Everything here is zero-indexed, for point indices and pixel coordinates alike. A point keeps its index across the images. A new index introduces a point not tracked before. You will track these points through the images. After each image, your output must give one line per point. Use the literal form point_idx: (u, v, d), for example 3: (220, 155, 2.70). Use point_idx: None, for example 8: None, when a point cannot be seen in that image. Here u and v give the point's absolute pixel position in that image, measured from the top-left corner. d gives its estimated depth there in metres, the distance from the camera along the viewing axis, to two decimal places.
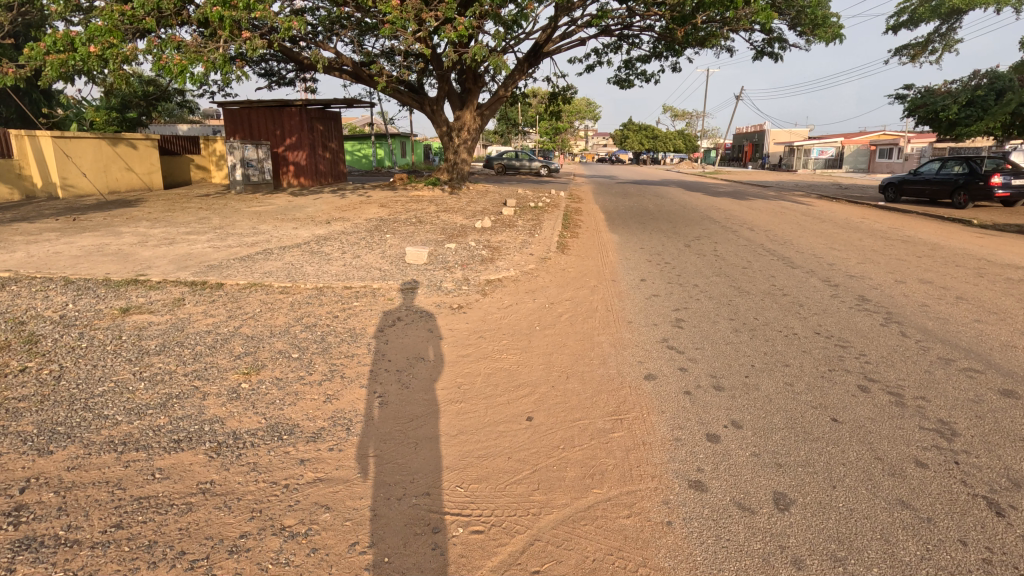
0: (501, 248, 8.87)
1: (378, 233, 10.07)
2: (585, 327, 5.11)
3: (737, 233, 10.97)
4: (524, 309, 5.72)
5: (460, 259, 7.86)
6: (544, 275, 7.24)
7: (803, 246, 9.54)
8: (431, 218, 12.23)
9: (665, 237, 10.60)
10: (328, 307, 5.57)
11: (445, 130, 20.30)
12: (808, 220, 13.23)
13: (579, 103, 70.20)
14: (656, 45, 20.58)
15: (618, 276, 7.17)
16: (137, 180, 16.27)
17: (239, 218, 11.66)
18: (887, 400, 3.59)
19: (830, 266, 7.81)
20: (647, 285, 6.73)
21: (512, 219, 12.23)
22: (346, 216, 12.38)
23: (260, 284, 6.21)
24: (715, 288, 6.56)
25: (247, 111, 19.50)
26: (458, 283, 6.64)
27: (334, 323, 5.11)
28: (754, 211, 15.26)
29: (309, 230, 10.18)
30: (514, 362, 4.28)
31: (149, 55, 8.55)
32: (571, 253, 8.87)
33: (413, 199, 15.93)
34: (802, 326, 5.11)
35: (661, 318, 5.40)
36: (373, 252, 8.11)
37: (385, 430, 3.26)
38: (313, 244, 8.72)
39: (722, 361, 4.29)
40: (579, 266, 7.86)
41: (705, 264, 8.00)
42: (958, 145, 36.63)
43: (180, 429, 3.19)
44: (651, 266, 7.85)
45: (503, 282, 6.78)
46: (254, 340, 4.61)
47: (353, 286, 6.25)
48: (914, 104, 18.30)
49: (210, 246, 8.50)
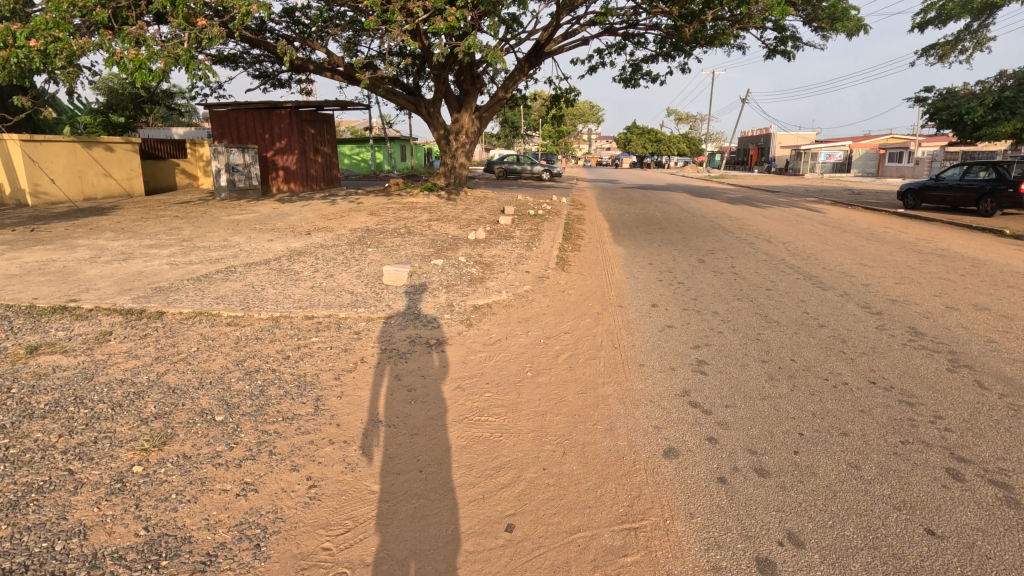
0: (494, 265, 7.97)
1: (360, 245, 9.20)
2: (587, 373, 4.20)
3: (754, 246, 10.05)
4: (517, 345, 4.79)
5: (446, 278, 6.97)
6: (542, 299, 6.33)
7: (830, 261, 8.64)
8: (422, 228, 11.35)
9: (676, 249, 9.69)
10: (280, 345, 4.66)
11: (442, 133, 19.43)
12: (828, 231, 12.30)
13: (582, 106, 69.27)
14: (662, 45, 19.75)
15: (625, 301, 6.25)
16: (115, 186, 15.45)
17: (213, 228, 10.78)
18: (993, 497, 2.67)
19: (865, 288, 6.89)
20: (659, 312, 5.81)
21: (509, 229, 11.36)
22: (331, 225, 11.49)
23: (207, 312, 5.31)
24: (738, 317, 5.65)
25: (235, 113, 18.67)
26: (440, 309, 5.74)
27: (283, 367, 4.21)
28: (767, 220, 14.38)
29: (285, 242, 9.29)
30: (495, 429, 3.36)
31: (103, 50, 7.70)
32: (572, 270, 7.97)
33: (406, 206, 15.06)
34: (852, 372, 4.20)
35: (679, 360, 4.48)
36: (349, 271, 7.21)
37: (307, 550, 2.35)
38: (284, 260, 7.83)
39: (760, 427, 3.37)
40: (582, 287, 6.94)
41: (723, 285, 7.07)
42: (972, 149, 35.63)
43: (17, 550, 2.28)
44: (663, 287, 6.92)
45: (492, 309, 5.86)
46: (175, 393, 3.71)
47: (316, 315, 5.35)
48: (935, 106, 17.37)
49: (168, 263, 7.61)
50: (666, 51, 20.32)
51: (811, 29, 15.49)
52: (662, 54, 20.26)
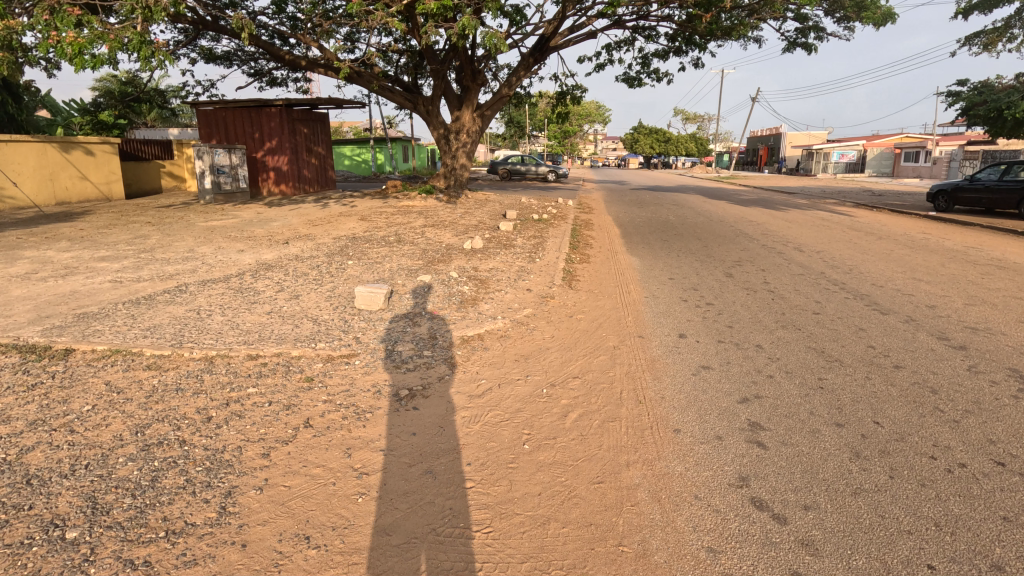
0: (491, 281, 6.90)
1: (340, 257, 8.15)
2: (605, 446, 3.12)
3: (785, 256, 8.94)
4: (512, 399, 3.72)
5: (432, 299, 5.90)
6: (547, 327, 5.26)
7: (878, 275, 7.52)
8: (414, 236, 10.30)
9: (698, 261, 8.59)
10: (204, 399, 3.58)
11: (442, 133, 18.37)
12: (863, 237, 11.15)
13: (587, 106, 68.03)
14: (675, 39, 18.65)
15: (645, 331, 5.14)
16: (92, 190, 14.49)
17: (182, 236, 9.77)
18: None
19: (932, 311, 5.79)
20: (689, 347, 4.72)
21: (510, 236, 10.30)
22: (313, 233, 10.47)
23: (127, 351, 4.24)
24: (790, 355, 4.54)
25: (222, 112, 17.73)
26: (419, 343, 4.67)
27: (197, 438, 3.14)
28: (792, 224, 13.26)
29: (257, 253, 8.26)
30: (472, 558, 2.29)
31: (40, 32, 6.82)
32: (581, 287, 6.89)
33: (402, 210, 14.05)
34: (965, 446, 3.10)
35: (725, 424, 3.38)
36: (319, 290, 6.16)
37: None
38: (248, 276, 6.78)
39: (866, 553, 2.28)
40: (592, 310, 5.84)
41: (761, 307, 5.97)
42: (995, 148, 34.34)
43: None
44: (690, 311, 5.83)
45: (483, 342, 4.78)
46: (27, 487, 2.64)
47: (263, 355, 4.28)
48: (971, 101, 16.16)
49: (112, 279, 6.57)
50: (678, 46, 19.22)
51: (838, 19, 14.38)
52: (675, 48, 19.18)
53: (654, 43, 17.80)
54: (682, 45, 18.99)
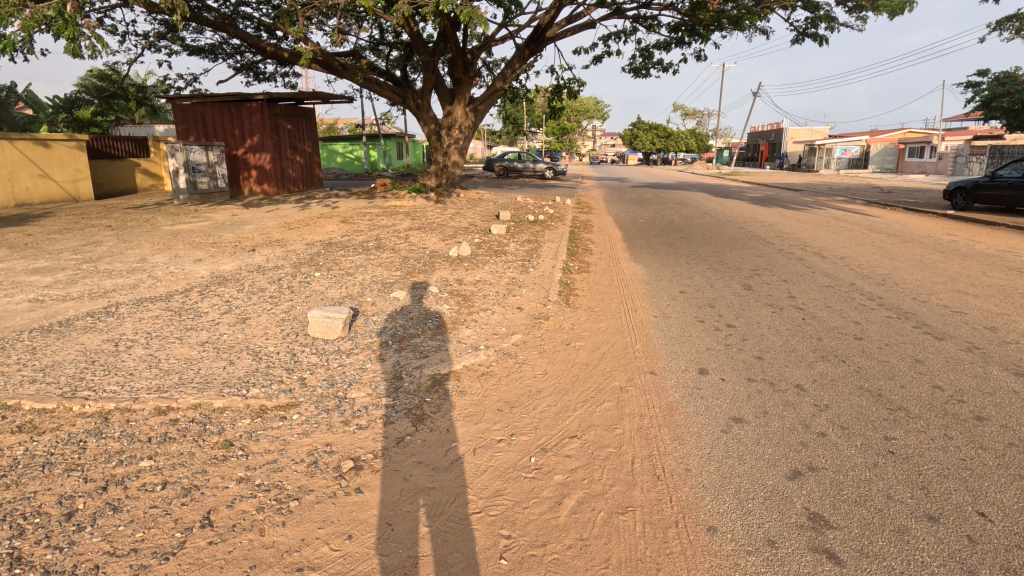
0: (475, 297, 5.98)
1: (309, 267, 7.25)
2: (614, 562, 2.24)
3: (807, 264, 8.04)
4: (491, 476, 2.83)
5: (403, 322, 5.00)
6: (540, 359, 4.37)
7: (917, 287, 6.62)
8: (396, 240, 9.38)
9: (710, 269, 7.70)
10: (75, 481, 2.66)
11: (433, 128, 17.42)
12: (886, 240, 10.26)
13: (585, 101, 66.83)
14: (677, 29, 17.64)
15: (657, 366, 4.24)
16: (56, 189, 13.56)
17: (139, 243, 8.86)
18: None
19: (998, 336, 4.88)
20: (714, 390, 3.82)
21: (502, 241, 9.40)
22: (286, 238, 9.57)
23: (1, 405, 3.31)
24: (842, 402, 3.63)
25: (201, 106, 16.77)
26: (379, 387, 3.76)
27: (41, 551, 2.23)
28: (806, 225, 12.39)
29: (216, 263, 7.35)
30: None
31: None
32: (580, 303, 5.98)
33: (388, 211, 13.15)
34: None
35: (777, 519, 2.48)
36: (273, 312, 5.25)
37: None
38: (194, 293, 5.88)
39: None
40: (594, 336, 4.94)
41: (792, 331, 5.07)
42: (1003, 142, 33.47)
43: None
44: (709, 336, 4.94)
45: (460, 384, 3.87)
46: None
47: (174, 408, 3.35)
48: (994, 91, 15.44)
49: (33, 297, 5.66)
50: (681, 37, 18.21)
51: (853, 7, 13.47)
52: (677, 40, 18.29)
53: (655, 33, 16.83)
54: (685, 36, 17.97)
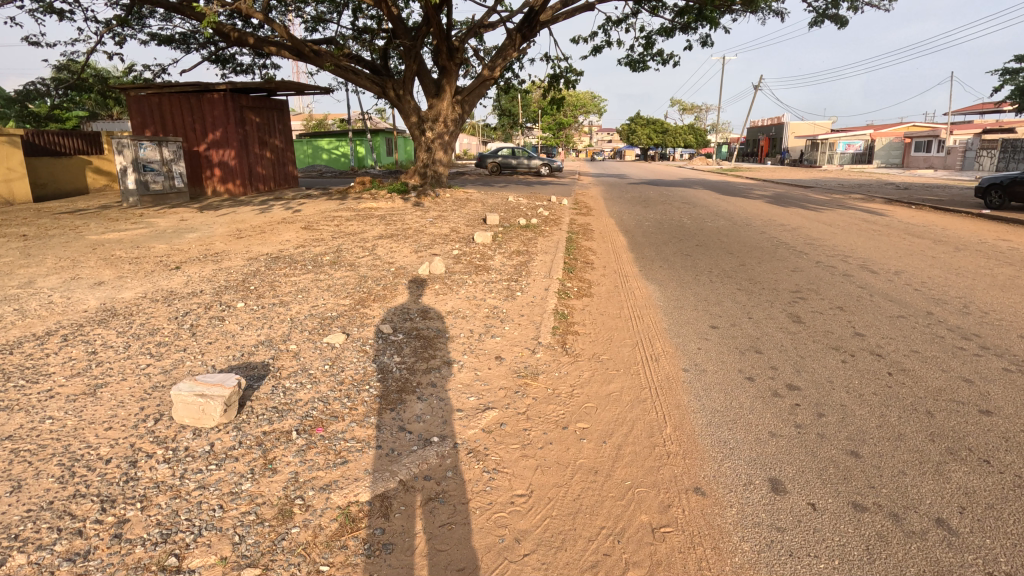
0: (441, 341, 4.44)
1: (234, 292, 5.69)
2: None
3: (859, 283, 6.52)
4: None
5: (327, 393, 3.44)
6: (523, 462, 2.84)
7: (1016, 319, 5.10)
8: (359, 252, 7.85)
9: (744, 291, 6.15)
10: None
11: (416, 121, 15.85)
12: (939, 248, 8.76)
13: (583, 95, 65.25)
14: (683, 14, 16.10)
15: (706, 478, 2.72)
16: None
17: (43, 258, 7.28)
18: None
19: None
20: (808, 539, 2.29)
21: (486, 253, 7.89)
22: (229, 250, 8.01)
23: None
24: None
25: (157, 96, 15.11)
26: (247, 542, 2.21)
27: None
28: (837, 228, 10.89)
29: (119, 288, 5.81)
30: None
31: None
32: (580, 347, 4.44)
33: (360, 214, 11.61)
34: None
35: None
36: (146, 373, 3.71)
37: None
38: (52, 338, 4.31)
39: None
40: (603, 409, 3.41)
41: (887, 400, 3.53)
42: (1015, 136, 31.94)
43: None
44: (769, 410, 3.40)
45: (389, 527, 2.33)
46: None
47: None
48: None
49: None
50: (687, 23, 16.66)
51: None
52: (682, 26, 16.75)
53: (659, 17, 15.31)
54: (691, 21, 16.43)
